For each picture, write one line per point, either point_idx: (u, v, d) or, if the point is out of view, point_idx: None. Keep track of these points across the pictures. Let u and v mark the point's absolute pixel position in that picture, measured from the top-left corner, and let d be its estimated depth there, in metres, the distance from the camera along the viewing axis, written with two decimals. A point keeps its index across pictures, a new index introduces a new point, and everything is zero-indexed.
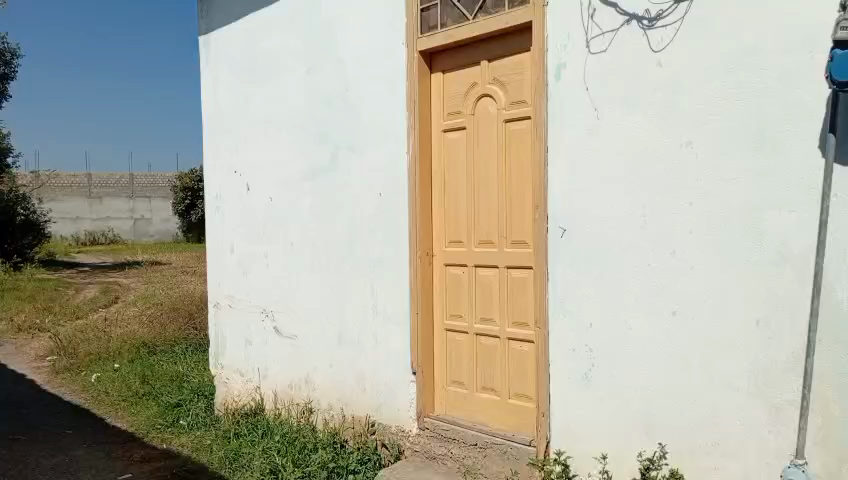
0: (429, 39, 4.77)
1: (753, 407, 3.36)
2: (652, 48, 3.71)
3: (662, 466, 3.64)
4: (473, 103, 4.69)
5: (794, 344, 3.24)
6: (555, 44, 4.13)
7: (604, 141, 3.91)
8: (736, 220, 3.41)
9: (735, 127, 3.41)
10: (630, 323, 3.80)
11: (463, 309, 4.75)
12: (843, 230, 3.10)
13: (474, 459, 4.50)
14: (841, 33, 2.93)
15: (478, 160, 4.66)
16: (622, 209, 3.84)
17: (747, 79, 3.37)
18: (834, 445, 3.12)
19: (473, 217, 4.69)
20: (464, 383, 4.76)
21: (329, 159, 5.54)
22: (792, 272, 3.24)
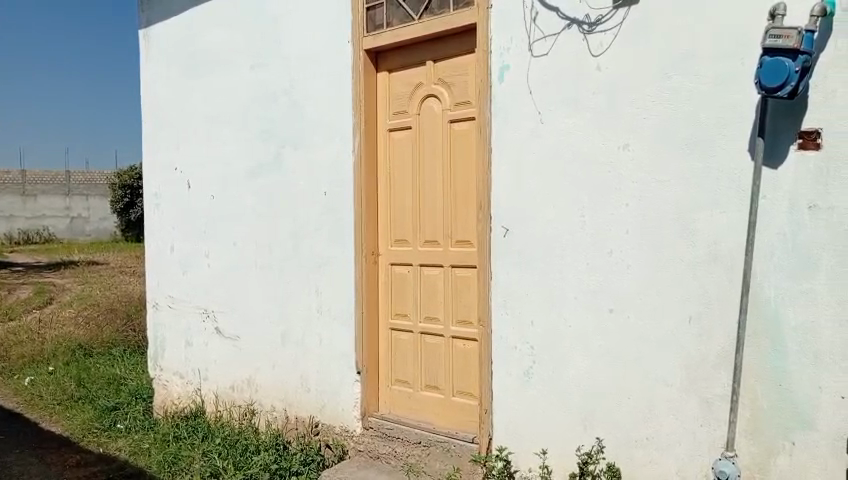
0: (375, 38, 4.77)
1: (685, 401, 3.47)
2: (592, 52, 3.80)
3: (599, 460, 3.73)
4: (418, 103, 4.70)
5: (724, 340, 3.36)
6: (498, 46, 4.19)
7: (546, 142, 3.98)
8: (670, 220, 3.52)
9: (669, 129, 3.52)
10: (569, 321, 3.88)
11: (407, 308, 4.76)
12: (770, 229, 3.24)
13: (417, 457, 4.51)
14: (769, 41, 3.06)
15: (423, 160, 4.68)
16: (563, 209, 3.91)
17: (680, 84, 3.49)
18: (761, 437, 3.26)
19: (418, 216, 4.70)
20: (408, 382, 4.77)
21: (273, 157, 5.48)
22: (722, 270, 3.37)
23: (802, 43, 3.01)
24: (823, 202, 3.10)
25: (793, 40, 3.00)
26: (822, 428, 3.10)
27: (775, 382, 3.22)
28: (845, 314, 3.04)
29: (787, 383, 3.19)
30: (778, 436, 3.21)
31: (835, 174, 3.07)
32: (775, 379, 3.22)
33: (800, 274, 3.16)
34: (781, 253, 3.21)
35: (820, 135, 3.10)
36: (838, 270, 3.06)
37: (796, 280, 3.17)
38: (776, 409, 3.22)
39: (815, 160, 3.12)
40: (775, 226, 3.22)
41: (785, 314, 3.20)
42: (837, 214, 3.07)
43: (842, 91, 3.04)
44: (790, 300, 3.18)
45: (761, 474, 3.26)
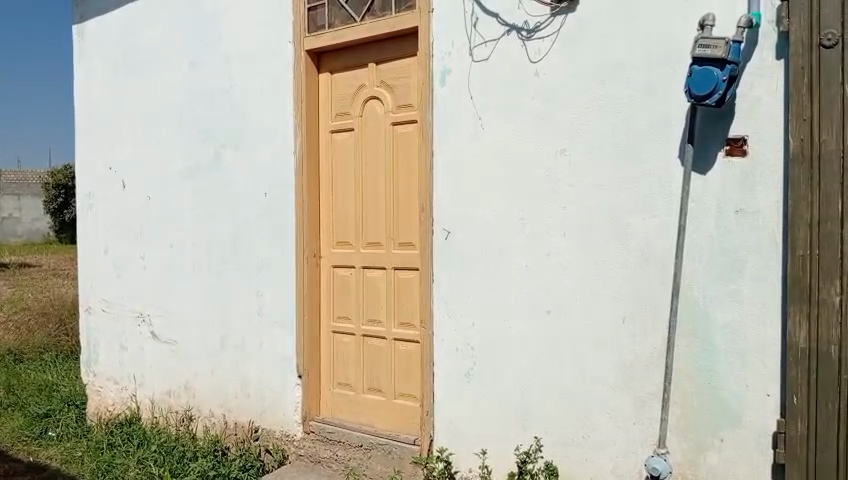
0: (317, 39, 4.74)
1: (620, 400, 3.57)
2: (531, 59, 3.87)
3: (537, 459, 3.80)
4: (360, 105, 4.69)
5: (656, 340, 3.47)
6: (440, 50, 4.22)
7: (487, 146, 4.03)
8: (605, 223, 3.61)
9: (605, 134, 3.61)
10: (509, 322, 3.93)
11: (349, 310, 4.74)
12: (699, 233, 3.36)
13: (359, 460, 4.50)
14: (699, 51, 3.17)
15: (365, 162, 4.67)
16: (502, 213, 3.97)
17: (615, 91, 3.59)
18: (691, 433, 3.37)
19: (361, 218, 4.69)
20: (350, 385, 4.75)
21: (212, 157, 5.38)
22: (654, 272, 3.48)
23: (729, 53, 3.14)
24: (749, 207, 3.23)
25: (721, 50, 3.12)
26: (748, 424, 3.23)
27: (704, 380, 3.34)
28: (769, 314, 3.17)
29: (715, 381, 3.30)
30: (708, 433, 3.33)
31: (760, 180, 3.20)
32: (704, 377, 3.33)
33: (727, 276, 3.28)
34: (709, 256, 3.33)
35: (747, 142, 3.23)
36: (763, 272, 3.19)
37: (723, 282, 3.29)
38: (706, 407, 3.33)
39: (741, 166, 3.25)
40: (704, 229, 3.34)
41: (713, 314, 3.32)
42: (762, 218, 3.20)
43: (766, 100, 3.18)
44: (718, 301, 3.30)
45: (691, 470, 3.37)
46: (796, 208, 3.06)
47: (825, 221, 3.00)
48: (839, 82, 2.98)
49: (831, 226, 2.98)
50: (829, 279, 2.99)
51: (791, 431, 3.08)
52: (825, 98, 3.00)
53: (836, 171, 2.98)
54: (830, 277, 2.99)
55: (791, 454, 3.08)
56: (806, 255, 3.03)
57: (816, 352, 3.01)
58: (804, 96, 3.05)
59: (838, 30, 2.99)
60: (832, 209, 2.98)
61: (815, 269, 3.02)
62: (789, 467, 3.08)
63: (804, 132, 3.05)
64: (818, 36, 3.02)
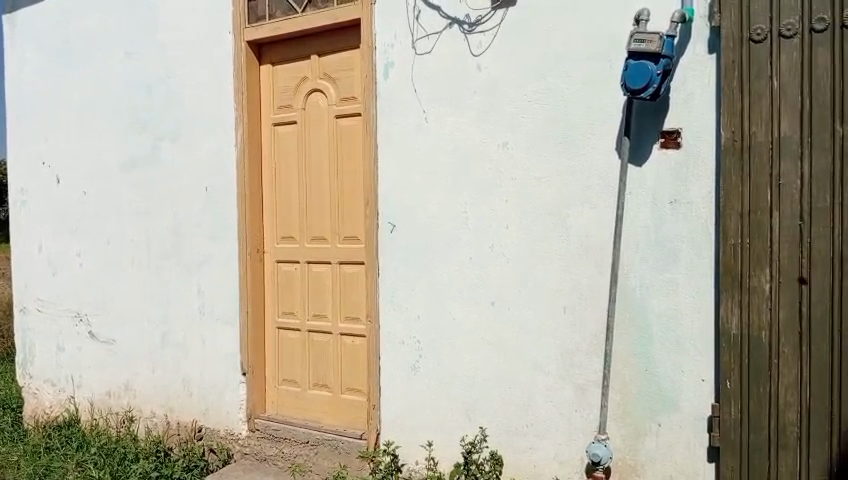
0: (257, 30, 4.66)
1: (561, 388, 3.63)
2: (473, 52, 3.89)
3: (482, 448, 3.85)
4: (303, 98, 4.64)
5: (596, 328, 3.54)
6: (383, 42, 4.20)
7: (429, 139, 4.04)
8: (545, 215, 3.67)
9: (545, 127, 3.66)
10: (454, 314, 3.96)
11: (294, 306, 4.70)
12: (637, 224, 3.43)
13: (306, 456, 4.48)
14: (634, 45, 3.24)
15: (309, 155, 4.62)
16: (446, 205, 3.98)
17: (554, 85, 3.64)
18: (630, 419, 3.46)
19: (305, 212, 4.64)
20: (296, 381, 4.72)
21: (150, 151, 5.24)
22: (593, 263, 3.55)
23: (663, 47, 3.21)
24: (682, 198, 3.32)
25: (655, 44, 3.20)
26: (684, 409, 3.33)
27: (641, 367, 3.43)
28: (703, 302, 3.27)
29: (653, 368, 3.40)
30: (646, 418, 3.42)
31: (693, 171, 3.29)
32: (642, 364, 3.42)
33: (663, 265, 3.37)
34: (645, 245, 3.41)
35: (681, 135, 3.32)
36: (696, 261, 3.29)
37: (659, 271, 3.38)
38: (644, 393, 3.42)
39: (675, 158, 3.34)
40: (640, 220, 3.42)
41: (650, 302, 3.40)
42: (695, 208, 3.29)
43: (699, 93, 3.27)
44: (655, 289, 3.39)
45: (631, 455, 3.46)
46: (727, 199, 3.16)
47: (754, 211, 3.11)
48: (768, 76, 3.09)
49: (760, 215, 3.10)
50: (760, 267, 3.10)
51: (725, 415, 3.18)
52: (755, 92, 3.11)
53: (765, 163, 3.09)
54: (760, 265, 3.10)
55: (725, 437, 3.18)
56: (738, 244, 3.14)
57: (748, 338, 3.13)
58: (735, 90, 3.14)
59: (766, 26, 3.10)
60: (761, 199, 3.10)
61: (745, 257, 3.13)
62: (724, 449, 3.19)
63: (734, 124, 3.14)
64: (748, 31, 3.12)
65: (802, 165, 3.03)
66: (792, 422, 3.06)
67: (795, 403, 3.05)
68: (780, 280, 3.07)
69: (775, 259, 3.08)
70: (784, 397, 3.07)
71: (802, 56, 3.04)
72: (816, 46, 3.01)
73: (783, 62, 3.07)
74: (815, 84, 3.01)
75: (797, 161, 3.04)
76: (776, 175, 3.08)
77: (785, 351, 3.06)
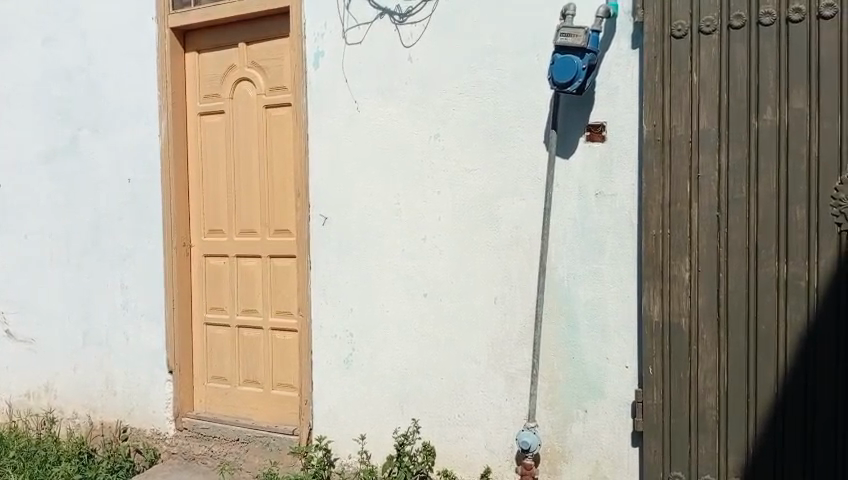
0: (182, 16, 4.52)
1: (492, 377, 3.68)
2: (403, 43, 3.87)
3: (415, 440, 3.86)
4: (230, 87, 4.52)
5: (525, 318, 3.60)
6: (312, 31, 4.13)
7: (360, 130, 4.00)
8: (476, 207, 3.70)
9: (476, 119, 3.68)
10: (387, 306, 3.95)
11: (223, 300, 4.60)
12: (564, 215, 3.49)
13: (236, 454, 4.41)
14: (561, 39, 3.30)
15: (237, 146, 4.51)
16: (378, 198, 3.96)
17: (484, 78, 3.66)
18: (558, 407, 3.53)
19: (233, 204, 4.54)
20: (225, 378, 4.63)
21: (70, 142, 5.01)
22: (523, 254, 3.60)
23: (588, 42, 3.28)
24: (607, 190, 3.40)
25: (581, 39, 3.27)
26: (608, 395, 3.42)
27: (569, 356, 3.50)
28: (626, 290, 3.37)
29: (579, 356, 3.48)
30: (573, 405, 3.50)
31: (616, 164, 3.38)
32: (570, 353, 3.50)
33: (588, 256, 3.44)
34: (572, 236, 3.48)
35: (605, 128, 3.40)
36: (620, 252, 3.38)
37: (585, 262, 3.45)
38: (571, 381, 3.50)
39: (601, 150, 3.41)
40: (567, 212, 3.48)
41: (577, 292, 3.47)
42: (619, 200, 3.38)
43: (622, 88, 3.35)
44: (581, 279, 3.46)
45: (558, 442, 3.53)
46: (649, 191, 3.25)
47: (674, 203, 3.21)
48: (688, 71, 3.18)
49: (680, 207, 3.20)
50: (680, 257, 3.21)
51: (648, 401, 3.29)
52: (676, 86, 3.20)
53: (684, 156, 3.19)
54: (680, 255, 3.21)
55: (648, 422, 3.29)
56: (659, 235, 3.24)
57: (669, 325, 3.24)
58: (657, 84, 3.23)
59: (687, 21, 3.19)
60: (681, 191, 3.20)
61: (666, 247, 3.23)
62: (647, 433, 3.30)
63: (656, 119, 3.23)
64: (669, 27, 3.21)
65: (720, 158, 3.14)
66: (711, 407, 3.18)
67: (713, 388, 3.18)
68: (699, 269, 3.18)
69: (694, 249, 3.19)
70: (703, 382, 3.19)
71: (720, 51, 3.14)
72: (733, 41, 3.12)
73: (702, 58, 3.17)
74: (732, 79, 3.12)
75: (715, 154, 3.15)
76: (695, 168, 3.18)
77: (704, 338, 3.18)
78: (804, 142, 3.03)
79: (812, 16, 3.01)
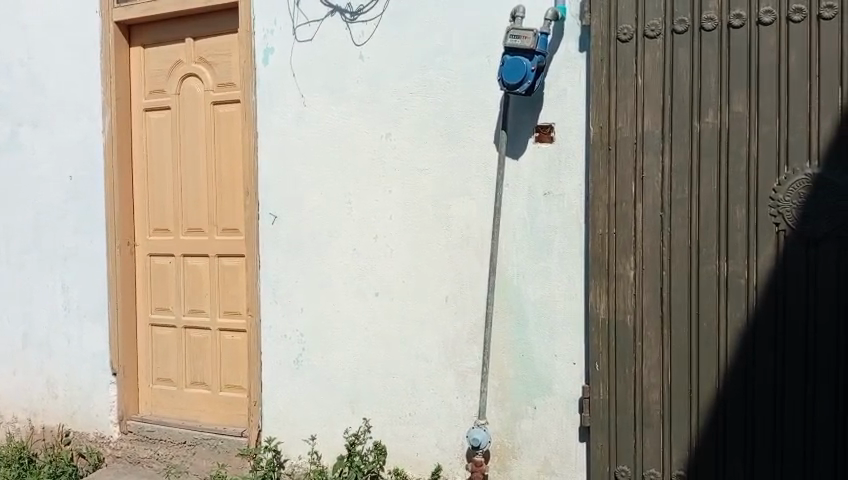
0: (127, 10, 4.40)
1: (444, 376, 3.70)
2: (354, 41, 3.85)
3: (366, 439, 3.86)
4: (177, 82, 4.43)
5: (476, 317, 3.63)
6: (262, 27, 4.08)
7: (310, 128, 3.97)
8: (427, 206, 3.71)
9: (427, 119, 3.70)
10: (338, 305, 3.93)
11: (170, 301, 4.51)
12: (514, 215, 3.53)
13: (182, 457, 4.33)
14: (510, 41, 3.35)
15: (184, 143, 4.42)
16: (329, 196, 3.93)
17: (436, 77, 3.67)
18: (507, 403, 3.58)
19: (180, 202, 4.45)
20: (172, 380, 4.53)
21: (9, 138, 4.83)
22: (473, 253, 3.63)
23: (537, 44, 3.33)
24: (555, 190, 3.45)
25: (530, 41, 3.31)
26: (557, 392, 3.48)
27: (518, 353, 3.54)
28: (573, 288, 3.43)
29: (528, 353, 3.52)
30: (522, 402, 3.55)
31: (565, 165, 3.43)
32: (519, 351, 3.54)
33: (538, 254, 3.49)
34: (521, 236, 3.52)
35: (554, 130, 3.45)
36: (568, 251, 3.44)
37: (534, 261, 3.50)
38: (520, 378, 3.54)
39: (549, 151, 3.46)
40: (517, 211, 3.53)
41: (527, 290, 3.52)
42: (567, 200, 3.44)
43: (570, 90, 3.42)
44: (530, 278, 3.51)
45: (508, 438, 3.58)
46: (596, 192, 3.32)
47: (620, 202, 3.30)
48: (633, 74, 3.27)
49: (625, 207, 3.29)
50: (625, 256, 3.29)
51: (594, 396, 3.36)
52: (621, 89, 3.29)
53: (630, 158, 3.28)
54: (625, 254, 3.29)
55: (595, 417, 3.37)
56: (605, 234, 3.32)
57: (614, 322, 3.32)
58: (603, 86, 3.31)
59: (632, 26, 3.28)
60: (626, 192, 3.29)
61: (612, 246, 3.31)
62: (593, 429, 3.37)
63: (602, 120, 3.31)
64: (615, 30, 3.30)
65: (663, 159, 3.24)
66: (655, 402, 3.27)
67: (657, 383, 3.27)
68: (643, 267, 3.27)
69: (638, 248, 3.28)
70: (647, 377, 3.28)
71: (664, 55, 3.24)
72: (677, 46, 3.22)
73: (647, 61, 3.26)
74: (675, 82, 3.21)
75: (659, 155, 3.24)
76: (640, 169, 3.27)
77: (648, 334, 3.27)
78: (744, 144, 3.13)
79: (751, 21, 3.11)
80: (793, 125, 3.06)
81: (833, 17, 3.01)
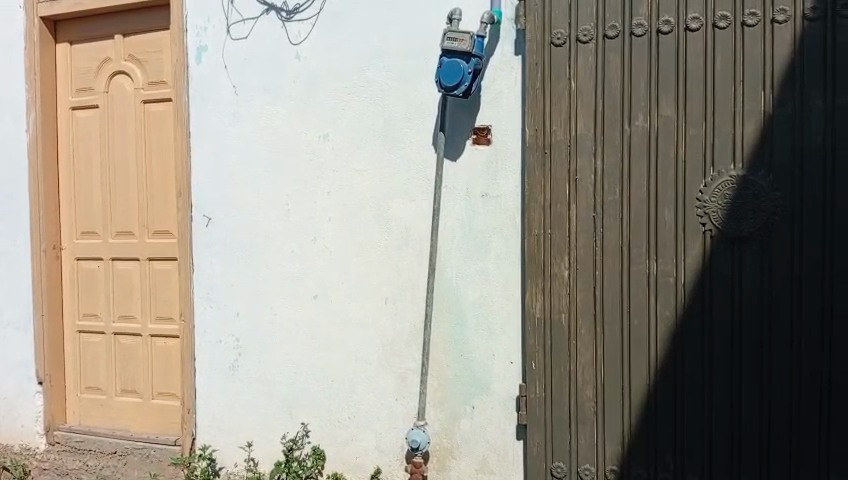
0: (52, 5, 4.23)
1: (383, 377, 3.69)
2: (290, 40, 3.80)
3: (304, 445, 3.82)
4: (106, 80, 4.29)
5: (415, 318, 3.63)
6: (195, 25, 3.99)
7: (246, 129, 3.89)
8: (365, 207, 3.69)
9: (364, 120, 3.68)
10: (275, 308, 3.87)
11: (98, 307, 4.35)
12: (452, 216, 3.55)
13: (112, 468, 4.19)
14: (447, 43, 3.35)
15: (113, 143, 4.27)
16: (265, 198, 3.87)
17: (373, 78, 3.66)
18: (446, 403, 3.59)
19: (109, 204, 4.30)
20: (101, 388, 4.37)
21: None
22: (412, 254, 3.63)
23: (474, 47, 3.35)
24: (493, 192, 3.49)
25: (467, 44, 3.32)
26: (495, 391, 3.51)
27: (457, 354, 3.56)
28: (510, 289, 3.47)
29: (467, 354, 3.55)
30: (461, 402, 3.56)
31: (502, 167, 3.47)
32: (458, 350, 3.56)
33: (475, 255, 3.52)
34: (460, 237, 3.54)
35: (491, 132, 3.48)
36: (505, 252, 3.47)
37: (472, 261, 3.52)
38: (459, 378, 3.56)
39: (486, 153, 3.49)
40: (455, 213, 3.54)
41: (466, 290, 3.54)
42: (504, 201, 3.47)
43: (506, 93, 3.45)
44: (468, 279, 3.53)
45: (447, 439, 3.59)
46: (531, 193, 3.37)
47: (555, 204, 3.35)
48: (567, 78, 3.34)
49: (560, 208, 3.35)
50: (560, 256, 3.35)
51: (531, 394, 3.41)
52: (555, 92, 3.35)
53: (564, 160, 3.34)
54: (560, 254, 3.35)
55: (531, 415, 3.42)
56: (540, 234, 3.37)
57: (550, 321, 3.37)
58: (538, 90, 3.36)
59: (565, 30, 3.34)
60: (560, 193, 3.35)
61: (547, 247, 3.36)
62: (530, 427, 3.42)
63: (537, 123, 3.36)
64: (549, 35, 3.36)
65: (596, 161, 3.31)
66: (589, 398, 3.35)
67: (591, 380, 3.34)
68: (577, 267, 3.34)
69: (572, 248, 3.34)
70: (581, 375, 3.35)
71: (596, 60, 3.31)
72: (608, 51, 3.30)
73: (580, 66, 3.33)
74: (607, 86, 3.29)
75: (591, 157, 3.31)
76: (573, 171, 3.33)
77: (582, 333, 3.34)
78: (672, 147, 3.23)
79: (679, 27, 3.21)
80: (718, 128, 3.17)
81: (756, 24, 3.12)
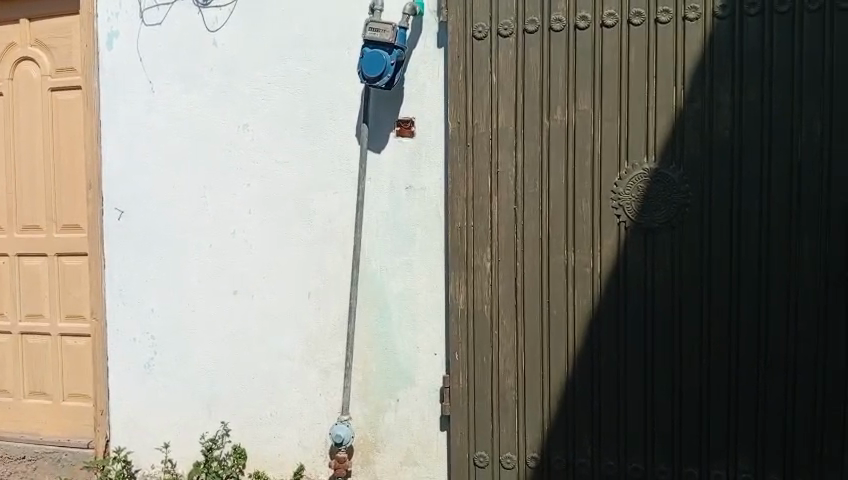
0: None
1: (307, 372, 3.64)
2: (207, 28, 3.69)
3: (224, 444, 3.72)
4: (10, 67, 4.07)
5: (339, 311, 3.59)
6: (106, 10, 3.81)
7: (161, 119, 3.76)
8: (288, 200, 3.63)
9: (285, 111, 3.61)
10: (194, 304, 3.76)
11: (4, 305, 4.13)
12: (375, 209, 3.53)
13: (22, 473, 4.00)
14: (369, 34, 3.34)
15: (18, 133, 4.06)
16: (183, 190, 3.75)
17: (294, 68, 3.59)
18: (371, 397, 3.58)
19: (14, 197, 4.08)
20: (8, 390, 4.16)
21: None
22: (336, 247, 3.59)
23: (397, 38, 3.34)
24: (417, 184, 3.48)
25: (389, 34, 3.32)
26: (419, 383, 3.52)
27: (382, 347, 3.55)
28: (434, 281, 3.48)
29: (391, 346, 3.54)
30: (386, 395, 3.56)
31: (425, 160, 3.47)
32: (382, 344, 3.55)
33: (399, 248, 3.51)
34: (383, 230, 3.52)
35: (414, 124, 3.48)
36: (429, 244, 3.48)
37: (396, 254, 3.51)
38: (383, 371, 3.55)
39: (409, 145, 3.48)
40: (378, 205, 3.52)
41: (389, 283, 3.53)
42: (428, 194, 3.47)
43: (429, 85, 3.45)
44: (392, 271, 3.52)
45: (372, 432, 3.58)
46: (454, 185, 3.39)
47: (476, 196, 3.38)
48: (488, 72, 3.36)
49: (482, 201, 3.38)
50: (482, 248, 3.38)
51: (454, 385, 3.44)
52: (477, 85, 3.37)
53: (485, 152, 3.37)
54: (482, 246, 3.38)
55: (455, 406, 3.44)
56: (463, 226, 3.39)
57: (472, 312, 3.40)
58: (460, 82, 3.38)
59: (487, 24, 3.37)
60: (482, 185, 3.38)
61: (470, 238, 3.39)
62: (454, 417, 3.45)
63: (460, 116, 3.38)
64: (471, 28, 3.37)
65: (516, 154, 3.35)
66: (511, 388, 3.40)
67: (512, 370, 3.39)
68: (499, 258, 3.38)
69: (494, 240, 3.38)
70: (503, 364, 3.40)
71: (517, 53, 3.35)
72: (528, 45, 3.34)
73: (500, 60, 3.36)
74: (527, 80, 3.33)
75: (512, 150, 3.36)
76: (494, 163, 3.37)
77: (504, 323, 3.39)
78: (589, 140, 3.30)
79: (596, 24, 3.28)
80: (632, 122, 3.25)
81: (669, 21, 3.21)
